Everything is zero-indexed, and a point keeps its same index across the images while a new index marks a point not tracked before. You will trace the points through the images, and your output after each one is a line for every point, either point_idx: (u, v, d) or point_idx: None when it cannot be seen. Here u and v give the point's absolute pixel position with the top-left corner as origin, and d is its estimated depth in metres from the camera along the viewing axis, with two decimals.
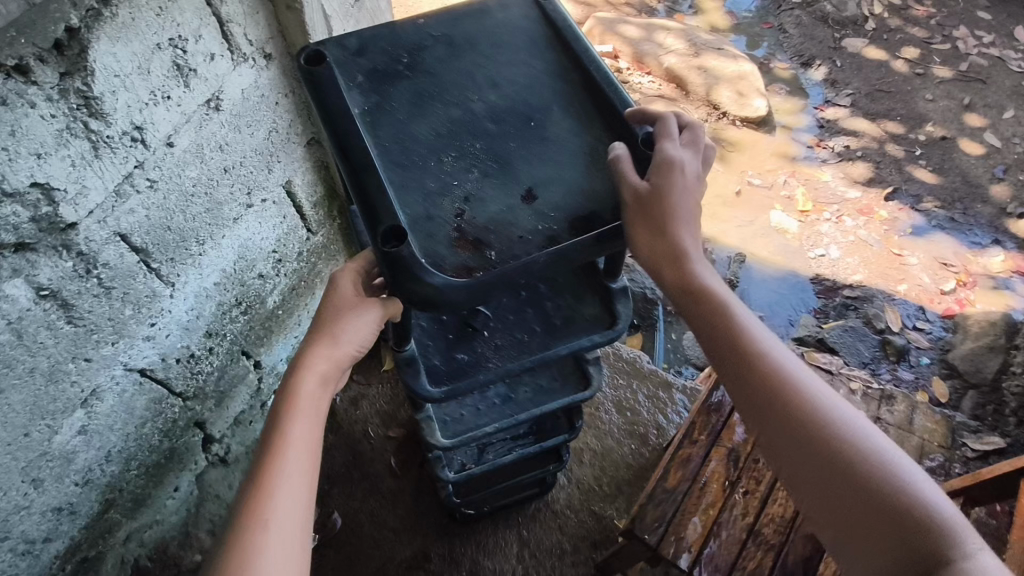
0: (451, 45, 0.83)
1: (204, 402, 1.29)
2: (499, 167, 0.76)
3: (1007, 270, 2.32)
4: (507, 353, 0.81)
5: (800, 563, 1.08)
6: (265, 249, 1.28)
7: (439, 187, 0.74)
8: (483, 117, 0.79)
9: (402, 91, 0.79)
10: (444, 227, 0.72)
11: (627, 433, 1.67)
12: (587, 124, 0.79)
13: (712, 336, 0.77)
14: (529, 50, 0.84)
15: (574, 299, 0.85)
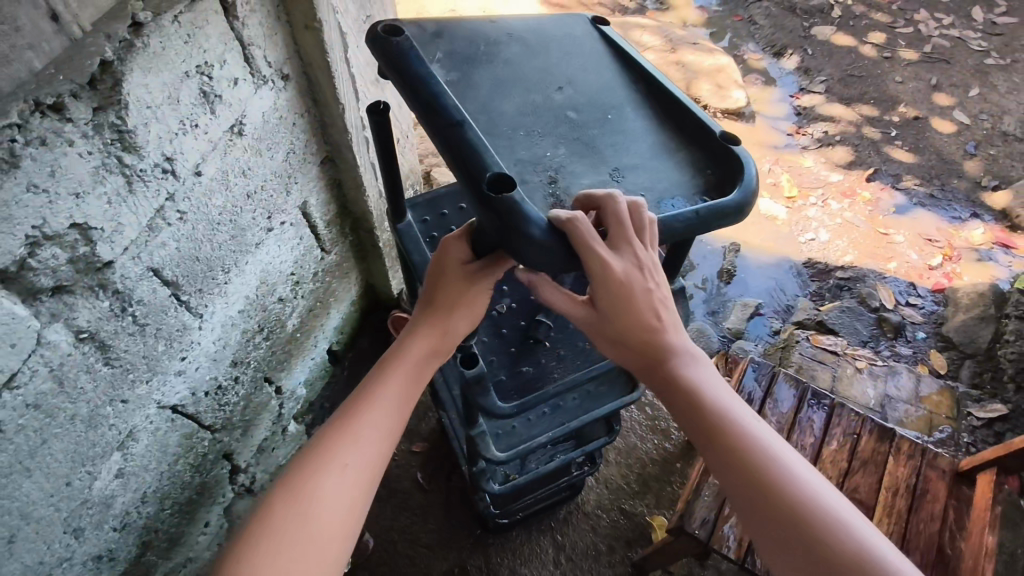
0: (525, 46, 0.86)
1: (231, 432, 1.26)
2: (588, 150, 0.77)
3: (989, 241, 2.40)
4: (570, 363, 0.85)
5: None
6: (284, 273, 1.25)
7: (531, 157, 0.74)
8: (556, 114, 0.79)
9: (485, 74, 0.80)
10: (538, 193, 0.71)
11: (649, 428, 1.69)
12: (659, 123, 0.82)
13: (688, 420, 0.73)
14: (598, 63, 0.88)
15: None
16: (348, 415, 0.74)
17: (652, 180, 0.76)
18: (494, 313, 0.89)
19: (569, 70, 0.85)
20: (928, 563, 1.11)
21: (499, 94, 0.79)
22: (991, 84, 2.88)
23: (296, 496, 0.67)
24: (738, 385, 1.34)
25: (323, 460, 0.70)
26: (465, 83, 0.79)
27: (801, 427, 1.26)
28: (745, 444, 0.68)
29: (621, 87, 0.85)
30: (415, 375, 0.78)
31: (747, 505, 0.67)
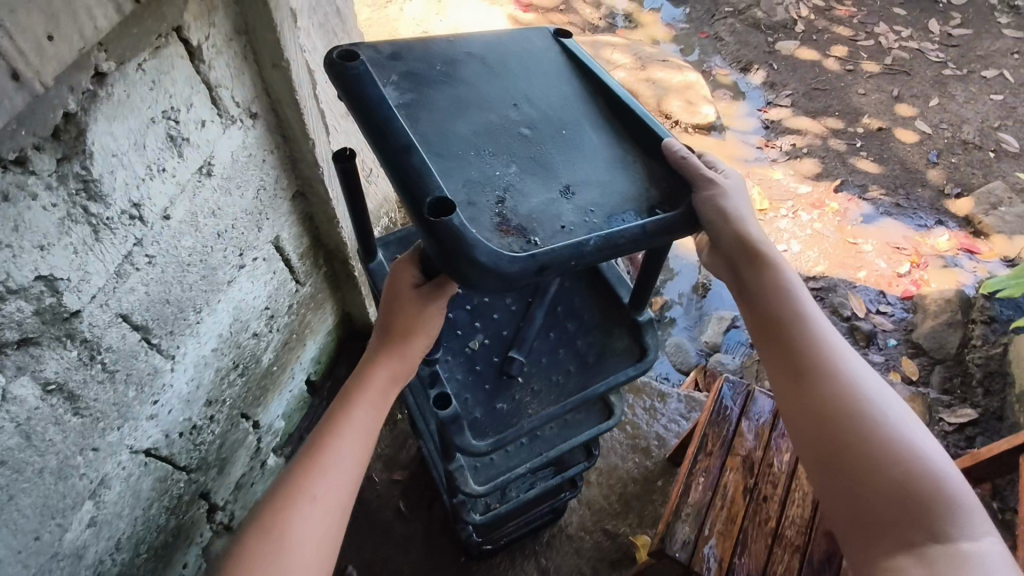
0: (485, 63, 0.85)
1: (207, 472, 1.24)
2: (542, 171, 0.76)
3: (954, 248, 2.46)
4: (545, 399, 0.85)
5: (824, 561, 1.11)
6: (258, 308, 1.25)
7: (482, 176, 0.73)
8: (517, 127, 0.79)
9: (442, 93, 0.79)
10: (486, 212, 0.70)
11: (629, 446, 1.70)
12: (617, 136, 0.83)
13: (777, 357, 0.83)
14: (560, 75, 0.88)
15: (605, 336, 0.90)
16: (313, 450, 0.76)
17: (604, 196, 0.75)
18: (468, 350, 0.88)
19: (531, 86, 0.85)
20: None
21: (454, 115, 0.78)
22: (950, 95, 2.97)
23: (269, 534, 0.71)
24: (713, 405, 1.32)
25: (293, 496, 0.73)
26: (420, 103, 0.77)
27: (778, 443, 1.26)
28: (841, 389, 0.78)
29: (583, 103, 0.85)
30: (374, 404, 0.79)
31: (828, 444, 0.77)
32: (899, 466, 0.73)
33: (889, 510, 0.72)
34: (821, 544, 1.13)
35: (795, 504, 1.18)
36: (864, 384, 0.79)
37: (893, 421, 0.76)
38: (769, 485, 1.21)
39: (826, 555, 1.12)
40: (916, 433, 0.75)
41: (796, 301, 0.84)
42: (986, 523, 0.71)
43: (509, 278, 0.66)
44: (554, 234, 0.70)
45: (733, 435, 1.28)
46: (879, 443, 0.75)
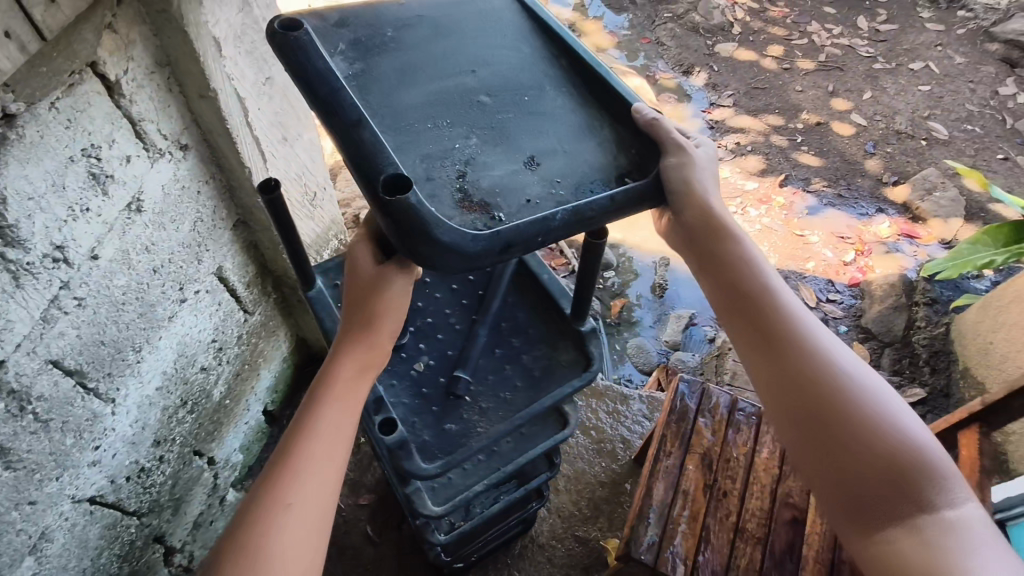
0: (436, 26, 0.87)
1: (161, 514, 1.20)
2: (504, 142, 0.78)
3: (895, 234, 2.56)
4: (494, 416, 0.85)
5: (785, 550, 1.14)
6: (204, 341, 1.22)
7: (439, 151, 0.75)
8: (474, 94, 0.81)
9: (390, 62, 0.81)
10: (447, 190, 0.72)
11: (596, 450, 1.71)
12: (577, 99, 0.85)
13: (748, 334, 0.82)
14: (516, 36, 0.89)
15: (551, 349, 0.91)
16: (280, 456, 0.74)
17: (569, 167, 0.78)
18: (413, 373, 0.88)
19: (487, 48, 0.87)
20: None
21: (407, 85, 0.80)
22: (881, 87, 3.10)
23: (244, 550, 0.68)
24: (670, 403, 1.32)
25: (265, 508, 0.70)
26: (370, 75, 0.79)
27: (734, 437, 1.28)
28: (819, 365, 0.77)
29: (542, 64, 0.87)
30: (343, 399, 0.78)
31: (807, 420, 0.76)
32: (882, 437, 0.73)
33: (876, 482, 0.72)
34: (782, 534, 1.16)
35: (754, 497, 1.20)
36: (837, 356, 0.78)
37: (872, 390, 0.76)
38: (728, 480, 1.23)
39: (788, 543, 1.15)
40: (895, 404, 0.76)
41: (760, 275, 0.84)
42: (965, 489, 0.72)
43: (472, 257, 0.68)
44: (518, 211, 0.73)
45: (692, 433, 1.29)
46: (859, 415, 0.74)
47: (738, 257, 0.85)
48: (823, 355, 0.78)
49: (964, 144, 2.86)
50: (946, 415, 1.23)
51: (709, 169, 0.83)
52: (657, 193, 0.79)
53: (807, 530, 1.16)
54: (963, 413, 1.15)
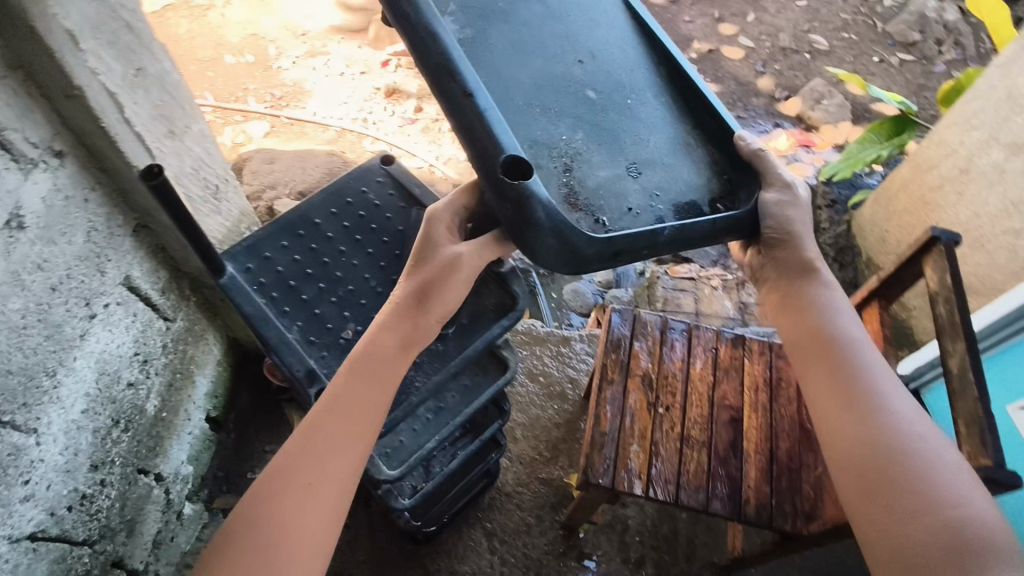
0: (548, 6, 1.04)
1: (114, 537, 1.16)
2: (613, 147, 0.97)
3: (793, 145, 2.70)
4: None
5: (728, 447, 1.23)
6: (125, 355, 1.17)
7: (546, 138, 0.93)
8: (579, 87, 0.99)
9: (500, 32, 0.98)
10: (552, 176, 0.90)
11: (547, 395, 1.76)
12: (665, 101, 1.05)
13: (817, 377, 0.93)
14: (622, 38, 1.07)
15: (475, 296, 0.93)
16: (305, 433, 0.83)
17: (664, 179, 0.98)
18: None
19: (591, 45, 1.04)
20: (796, 441, 1.23)
21: (518, 63, 0.96)
22: (763, 8, 3.21)
23: (265, 508, 0.79)
24: (606, 336, 1.36)
25: (283, 484, 0.80)
26: (482, 44, 0.95)
27: (669, 354, 1.35)
28: (882, 421, 0.85)
29: (646, 73, 1.06)
30: (369, 383, 0.85)
31: (859, 461, 0.83)
32: (938, 498, 0.76)
33: (927, 538, 0.74)
34: (723, 433, 1.24)
35: (694, 406, 1.28)
36: (907, 418, 0.85)
37: (938, 457, 0.80)
38: (668, 396, 1.29)
39: (730, 441, 1.24)
40: (962, 478, 0.78)
41: (840, 332, 0.96)
42: None
43: (585, 257, 0.84)
44: (623, 217, 0.92)
45: (629, 358, 1.33)
46: (916, 472, 0.79)
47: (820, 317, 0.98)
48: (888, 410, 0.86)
49: (844, 52, 3.02)
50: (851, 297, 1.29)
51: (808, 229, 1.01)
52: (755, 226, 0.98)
53: (744, 427, 1.25)
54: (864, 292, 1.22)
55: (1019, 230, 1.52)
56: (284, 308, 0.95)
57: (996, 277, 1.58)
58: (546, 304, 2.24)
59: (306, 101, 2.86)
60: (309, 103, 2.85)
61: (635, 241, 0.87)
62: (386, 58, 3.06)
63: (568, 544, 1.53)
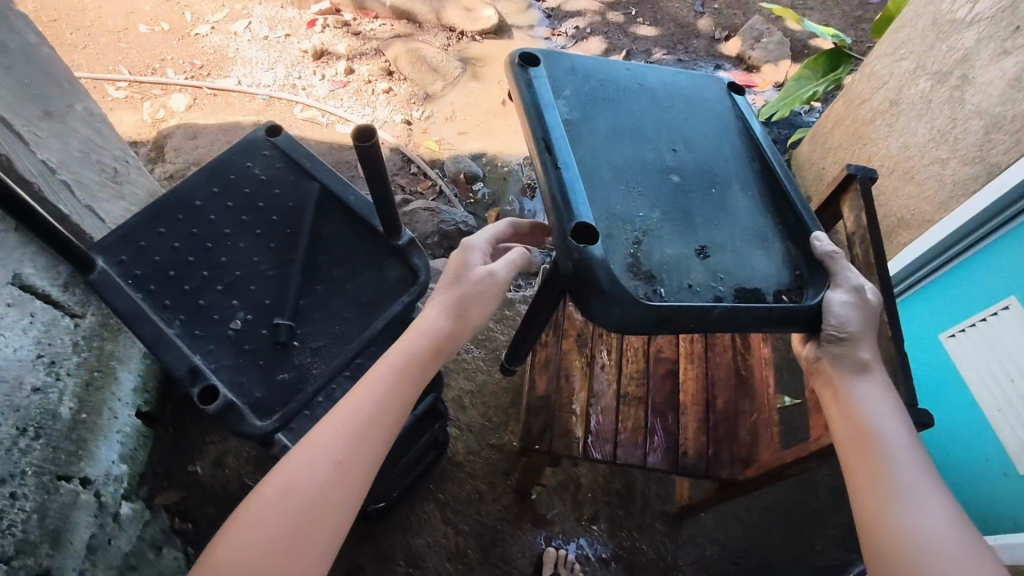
0: (655, 99, 1.00)
1: (37, 550, 1.08)
2: (684, 226, 0.88)
3: None
4: (329, 354, 0.88)
5: (665, 399, 1.23)
6: (26, 359, 1.12)
7: (623, 214, 0.86)
8: (665, 170, 0.92)
9: (603, 117, 0.94)
10: (620, 249, 0.82)
11: (492, 360, 1.74)
12: (760, 200, 0.94)
13: (859, 448, 0.80)
14: (720, 132, 1.01)
15: (376, 272, 0.95)
16: (339, 415, 0.78)
17: (734, 263, 0.86)
18: (231, 333, 0.86)
19: (682, 135, 0.98)
20: (732, 387, 1.24)
21: (614, 145, 0.92)
22: None
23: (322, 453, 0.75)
24: None
25: (313, 459, 0.75)
26: (583, 121, 0.92)
27: None
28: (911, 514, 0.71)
29: (740, 164, 0.98)
30: (406, 378, 0.84)
31: (881, 545, 0.71)
32: None
33: None
34: (661, 387, 1.24)
35: (631, 361, 1.27)
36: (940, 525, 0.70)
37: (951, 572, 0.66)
38: (604, 352, 1.28)
39: (668, 393, 1.24)
40: None
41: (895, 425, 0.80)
42: None
43: (630, 317, 0.77)
44: (681, 292, 0.82)
45: (564, 318, 1.31)
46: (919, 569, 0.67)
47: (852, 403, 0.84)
48: (918, 508, 0.72)
49: None
50: None
51: (868, 320, 0.85)
52: (819, 318, 0.85)
53: (681, 379, 1.26)
54: None
55: (946, 159, 1.52)
56: (161, 300, 0.88)
57: (925, 209, 1.60)
58: None
59: (230, 69, 2.67)
60: (233, 71, 2.67)
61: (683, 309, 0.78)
62: (312, 18, 2.89)
63: (522, 508, 1.55)
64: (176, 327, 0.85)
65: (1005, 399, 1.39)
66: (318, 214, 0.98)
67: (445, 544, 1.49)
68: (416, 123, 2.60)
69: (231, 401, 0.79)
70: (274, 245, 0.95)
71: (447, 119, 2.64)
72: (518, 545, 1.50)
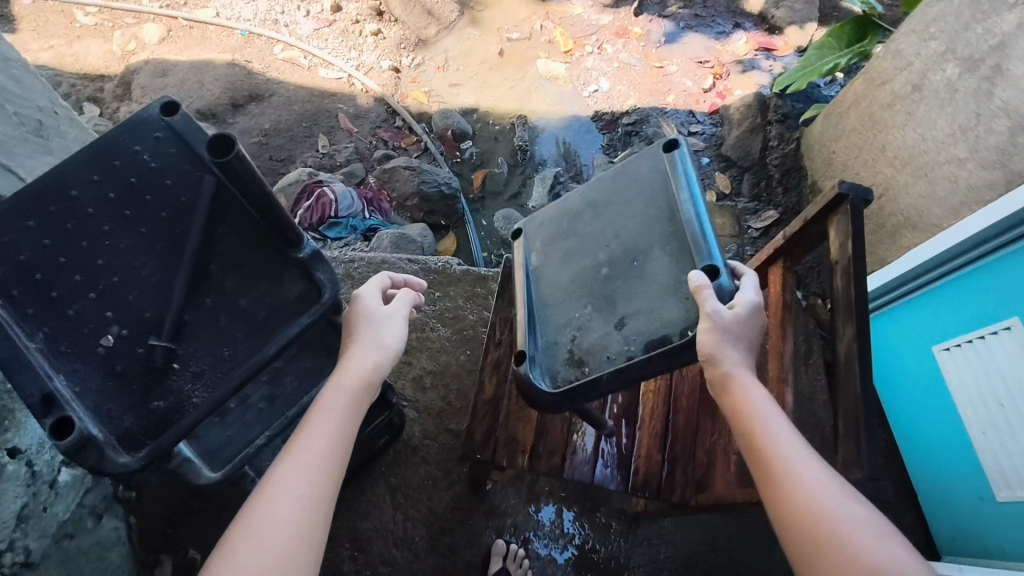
0: (596, 207, 0.97)
1: None
2: (605, 305, 0.88)
3: (752, 50, 2.46)
4: (211, 381, 0.72)
5: (622, 411, 1.16)
6: None
7: (565, 322, 0.91)
8: (601, 265, 0.91)
9: (559, 247, 0.98)
10: (560, 351, 0.89)
11: (458, 340, 1.65)
12: (677, 253, 0.85)
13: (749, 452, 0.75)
14: (648, 198, 0.91)
15: (275, 284, 0.77)
16: (295, 445, 0.75)
17: (646, 322, 0.83)
18: (101, 352, 0.70)
19: (615, 223, 0.93)
20: (695, 404, 1.14)
21: (564, 266, 0.96)
22: None
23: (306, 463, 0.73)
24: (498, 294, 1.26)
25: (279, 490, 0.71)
26: (545, 258, 0.99)
27: None
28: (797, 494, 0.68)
29: (666, 223, 0.87)
30: (358, 405, 0.81)
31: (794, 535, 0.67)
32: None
33: None
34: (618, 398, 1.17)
35: None
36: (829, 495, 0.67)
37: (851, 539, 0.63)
38: None
39: (625, 406, 1.17)
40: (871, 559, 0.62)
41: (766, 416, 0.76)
42: None
43: (548, 403, 0.87)
44: (602, 364, 0.85)
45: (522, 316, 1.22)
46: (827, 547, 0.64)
47: (730, 409, 0.78)
48: (814, 492, 0.67)
49: None
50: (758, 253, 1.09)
51: (736, 335, 0.77)
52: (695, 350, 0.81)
53: (641, 392, 1.18)
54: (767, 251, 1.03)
55: (964, 159, 1.37)
56: (24, 309, 0.70)
57: (935, 212, 1.46)
58: (474, 234, 2.12)
59: None
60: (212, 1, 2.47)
61: (590, 384, 0.85)
62: None
63: (475, 498, 1.50)
64: (35, 342, 0.69)
65: (991, 421, 1.30)
66: (213, 214, 0.76)
67: (392, 530, 1.45)
68: (405, 72, 2.43)
69: (87, 432, 0.63)
70: (158, 247, 0.73)
71: (438, 69, 2.46)
72: (467, 536, 1.47)
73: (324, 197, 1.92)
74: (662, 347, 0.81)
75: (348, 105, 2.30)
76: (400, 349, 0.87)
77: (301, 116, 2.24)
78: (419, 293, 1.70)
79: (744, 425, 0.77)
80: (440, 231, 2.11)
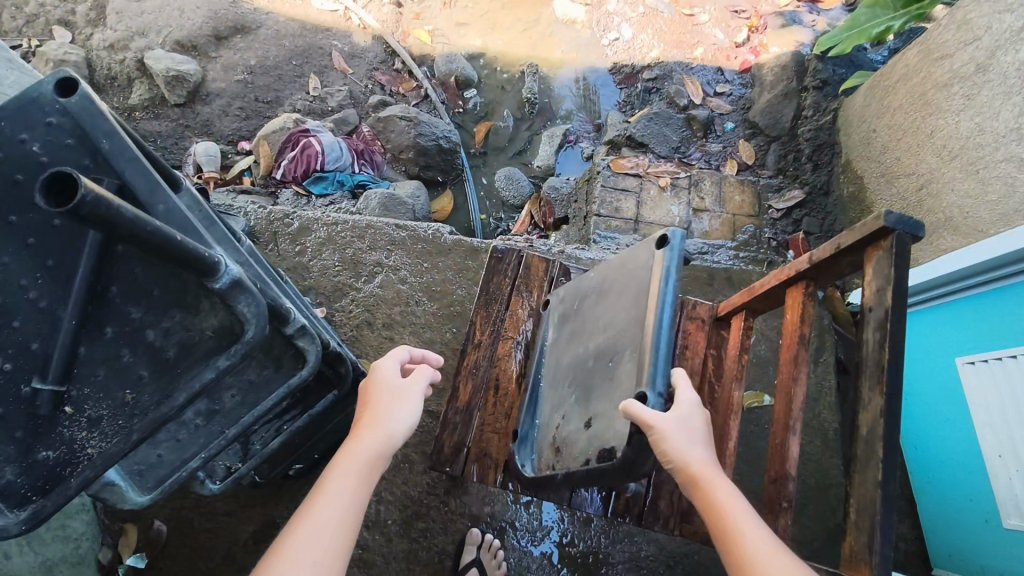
0: (600, 290, 0.97)
1: None
2: (583, 400, 0.91)
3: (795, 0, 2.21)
4: (110, 428, 0.65)
5: None
6: None
7: (556, 406, 0.98)
8: (588, 357, 0.93)
9: (569, 329, 1.02)
10: (546, 434, 0.98)
11: (444, 317, 1.54)
12: (636, 368, 0.80)
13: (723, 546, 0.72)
14: (635, 297, 0.86)
15: (188, 315, 0.67)
16: (306, 520, 0.74)
17: (604, 429, 0.83)
18: None
19: (607, 316, 0.92)
20: None
21: (566, 349, 1.01)
22: None
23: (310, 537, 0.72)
24: (483, 289, 1.21)
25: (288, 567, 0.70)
26: (558, 339, 1.05)
27: None
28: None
29: (636, 329, 0.83)
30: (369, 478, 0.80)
31: None
32: None
33: None
34: None
35: None
36: None
37: None
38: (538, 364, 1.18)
39: None
40: None
41: (737, 507, 0.73)
42: None
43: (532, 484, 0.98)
44: (569, 460, 0.89)
45: (507, 317, 1.18)
46: None
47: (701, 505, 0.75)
48: None
49: None
50: (777, 266, 0.95)
51: (690, 434, 0.76)
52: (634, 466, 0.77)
53: None
54: (789, 271, 0.88)
55: None
56: None
57: (981, 216, 1.30)
58: (472, 193, 1.97)
59: None
60: None
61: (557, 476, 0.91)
62: None
63: (452, 484, 1.43)
64: None
65: (1010, 446, 1.18)
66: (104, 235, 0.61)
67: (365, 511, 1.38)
68: (408, 6, 2.21)
69: None
70: (49, 264, 0.64)
71: (444, 4, 2.23)
72: (442, 523, 1.40)
73: (310, 148, 1.78)
74: (605, 463, 0.80)
75: (344, 42, 2.11)
76: (414, 425, 0.86)
77: (291, 53, 2.06)
78: (406, 263, 1.58)
79: (715, 520, 0.74)
80: (436, 188, 1.96)
